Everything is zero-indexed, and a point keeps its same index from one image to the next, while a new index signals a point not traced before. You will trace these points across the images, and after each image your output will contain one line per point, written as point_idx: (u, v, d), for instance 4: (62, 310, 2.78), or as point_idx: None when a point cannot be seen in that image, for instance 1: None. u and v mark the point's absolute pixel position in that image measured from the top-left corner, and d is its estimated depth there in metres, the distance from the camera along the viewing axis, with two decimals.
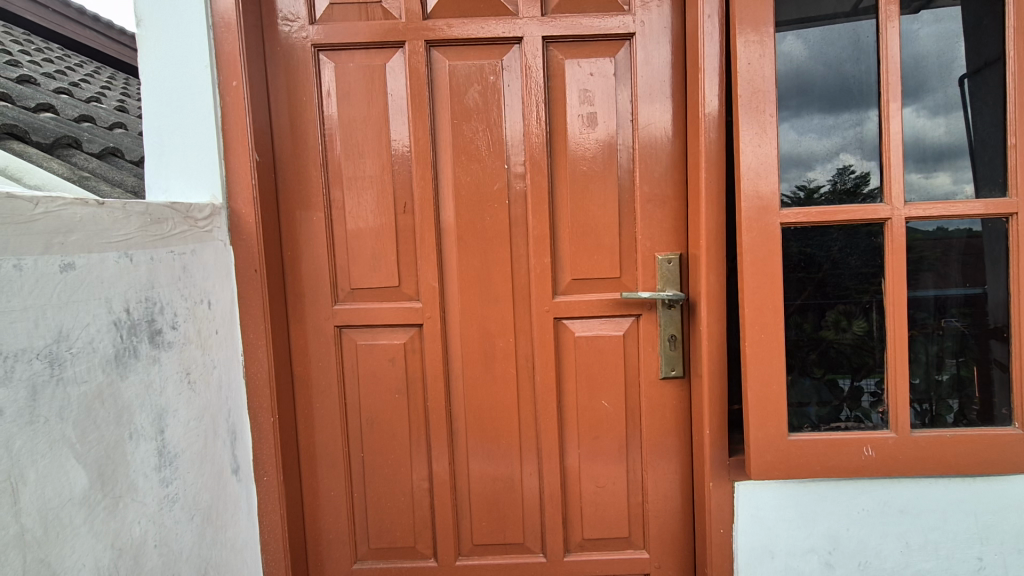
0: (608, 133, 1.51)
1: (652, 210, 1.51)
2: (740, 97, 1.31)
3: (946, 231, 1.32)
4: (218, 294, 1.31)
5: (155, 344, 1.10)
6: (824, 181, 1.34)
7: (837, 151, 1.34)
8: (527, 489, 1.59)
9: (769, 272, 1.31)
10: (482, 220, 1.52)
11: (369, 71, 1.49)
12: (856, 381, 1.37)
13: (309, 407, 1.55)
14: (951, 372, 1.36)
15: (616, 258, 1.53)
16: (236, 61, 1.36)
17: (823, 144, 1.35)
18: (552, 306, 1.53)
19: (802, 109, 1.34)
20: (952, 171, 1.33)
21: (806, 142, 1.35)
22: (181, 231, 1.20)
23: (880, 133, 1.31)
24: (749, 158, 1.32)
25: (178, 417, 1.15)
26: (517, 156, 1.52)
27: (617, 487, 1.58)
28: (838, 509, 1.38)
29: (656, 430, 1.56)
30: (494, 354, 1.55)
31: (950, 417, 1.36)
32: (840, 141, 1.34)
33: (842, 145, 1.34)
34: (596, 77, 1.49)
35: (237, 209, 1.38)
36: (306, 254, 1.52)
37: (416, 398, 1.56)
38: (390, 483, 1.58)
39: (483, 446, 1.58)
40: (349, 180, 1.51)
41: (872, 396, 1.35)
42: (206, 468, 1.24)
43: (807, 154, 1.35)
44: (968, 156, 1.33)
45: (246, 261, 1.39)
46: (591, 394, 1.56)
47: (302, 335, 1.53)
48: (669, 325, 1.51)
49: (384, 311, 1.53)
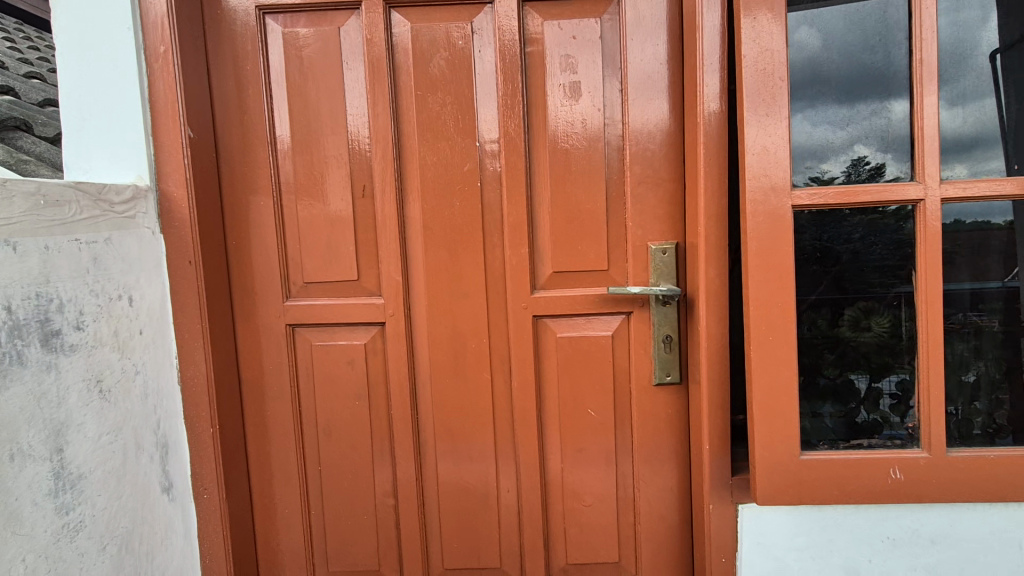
0: (593, 105, 1.32)
1: (643, 193, 1.32)
2: (743, 59, 1.09)
3: (963, 223, 1.12)
4: (142, 288, 1.16)
5: (50, 347, 0.95)
6: (838, 172, 1.14)
7: (850, 143, 1.15)
8: (504, 507, 1.43)
9: (779, 263, 1.09)
10: (451, 205, 1.34)
11: (321, 36, 1.32)
12: (874, 381, 1.18)
13: (260, 415, 1.39)
14: (980, 373, 1.17)
15: (602, 248, 1.34)
16: (163, 24, 1.20)
17: (834, 118, 1.15)
18: (531, 302, 1.36)
19: (818, 99, 1.15)
20: (973, 161, 1.12)
21: (820, 134, 1.15)
22: (91, 216, 1.05)
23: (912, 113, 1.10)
24: (755, 131, 1.09)
25: (84, 431, 1.01)
26: (490, 131, 1.34)
27: (606, 505, 1.41)
28: (858, 537, 1.19)
29: (648, 443, 1.38)
30: (466, 356, 1.38)
31: (978, 429, 1.16)
32: (855, 132, 1.14)
33: (851, 136, 1.15)
34: (579, 40, 1.31)
35: (168, 193, 1.22)
36: (254, 244, 1.35)
37: (380, 405, 1.40)
38: (351, 500, 1.42)
39: (455, 459, 1.41)
40: (302, 161, 1.35)
41: (892, 398, 1.16)
42: (128, 489, 1.09)
43: (821, 146, 1.15)
44: (1000, 144, 1.12)
45: (178, 252, 1.23)
46: (575, 402, 1.38)
47: (251, 335, 1.37)
48: (663, 325, 1.32)
49: (342, 308, 1.36)
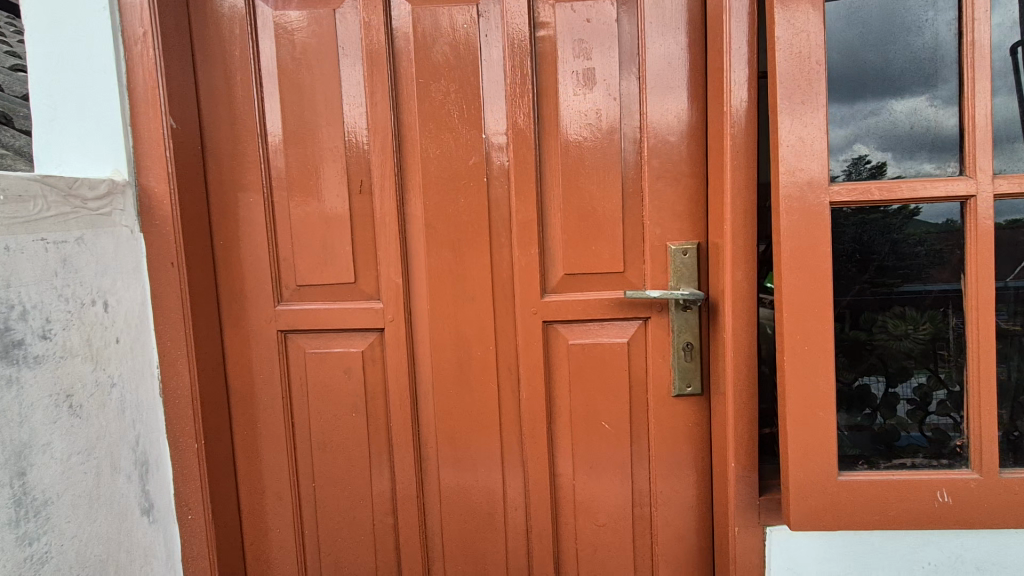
0: (608, 94, 1.22)
1: (662, 189, 1.22)
2: (776, 41, 0.98)
3: None
4: (119, 292, 1.06)
5: (10, 359, 0.86)
6: (839, 171, 1.03)
7: (849, 142, 1.04)
8: (511, 526, 1.33)
9: (816, 266, 0.99)
10: (455, 202, 1.25)
11: (316, 19, 1.22)
12: (890, 387, 1.07)
13: (250, 428, 1.29)
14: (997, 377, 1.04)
15: (618, 249, 1.25)
16: (142, 4, 1.10)
17: (861, 112, 1.04)
18: (540, 307, 1.26)
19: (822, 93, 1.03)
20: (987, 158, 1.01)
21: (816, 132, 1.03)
22: (59, 214, 0.95)
23: (961, 106, 1.00)
24: (789, 122, 0.99)
25: (51, 452, 0.92)
26: (497, 122, 1.24)
27: (620, 524, 1.31)
28: (897, 562, 1.09)
29: (666, 457, 1.29)
30: (471, 364, 1.29)
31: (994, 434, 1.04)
32: (855, 130, 1.04)
33: (851, 135, 1.04)
34: (593, 24, 1.21)
35: (149, 188, 1.13)
36: (243, 244, 1.26)
37: (378, 417, 1.30)
38: (347, 518, 1.33)
39: (458, 475, 1.32)
40: (294, 155, 1.25)
41: (909, 404, 1.07)
42: (101, 513, 1.00)
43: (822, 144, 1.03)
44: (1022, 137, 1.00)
45: (159, 252, 1.13)
46: (588, 413, 1.29)
47: (240, 342, 1.28)
48: (684, 331, 1.23)
49: (337, 313, 1.27)
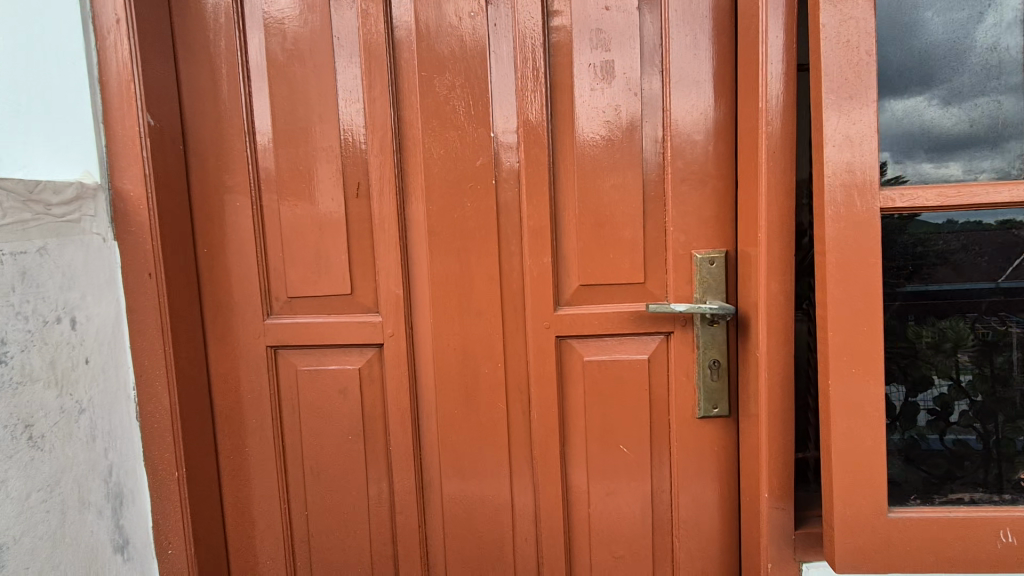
0: (628, 89, 1.12)
1: (686, 192, 1.12)
2: (821, 29, 0.88)
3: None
4: (89, 308, 0.97)
5: None
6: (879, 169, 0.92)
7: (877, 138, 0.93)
8: (521, 557, 1.23)
9: (865, 280, 0.89)
10: (461, 207, 1.15)
11: (309, 6, 1.12)
12: (912, 396, 0.96)
13: (238, 452, 1.19)
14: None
15: (638, 258, 1.14)
16: None
17: (911, 106, 0.92)
18: (553, 320, 1.16)
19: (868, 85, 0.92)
20: None
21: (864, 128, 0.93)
22: (17, 222, 0.85)
23: None
24: (835, 118, 0.89)
25: (5, 491, 0.82)
26: (507, 120, 1.14)
27: (639, 556, 1.21)
28: None
29: (689, 485, 1.18)
30: (477, 383, 1.18)
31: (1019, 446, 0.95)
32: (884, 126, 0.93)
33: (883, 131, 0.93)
34: (612, 12, 1.11)
35: (123, 191, 1.02)
36: (230, 252, 1.15)
37: (376, 440, 1.20)
38: (344, 549, 1.22)
39: (464, 502, 1.22)
40: (285, 154, 1.15)
41: (930, 414, 0.96)
42: (66, 553, 0.91)
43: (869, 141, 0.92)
44: None
45: (135, 262, 1.03)
46: (605, 436, 1.19)
47: (227, 359, 1.17)
48: (710, 348, 1.13)
49: (332, 327, 1.16)
